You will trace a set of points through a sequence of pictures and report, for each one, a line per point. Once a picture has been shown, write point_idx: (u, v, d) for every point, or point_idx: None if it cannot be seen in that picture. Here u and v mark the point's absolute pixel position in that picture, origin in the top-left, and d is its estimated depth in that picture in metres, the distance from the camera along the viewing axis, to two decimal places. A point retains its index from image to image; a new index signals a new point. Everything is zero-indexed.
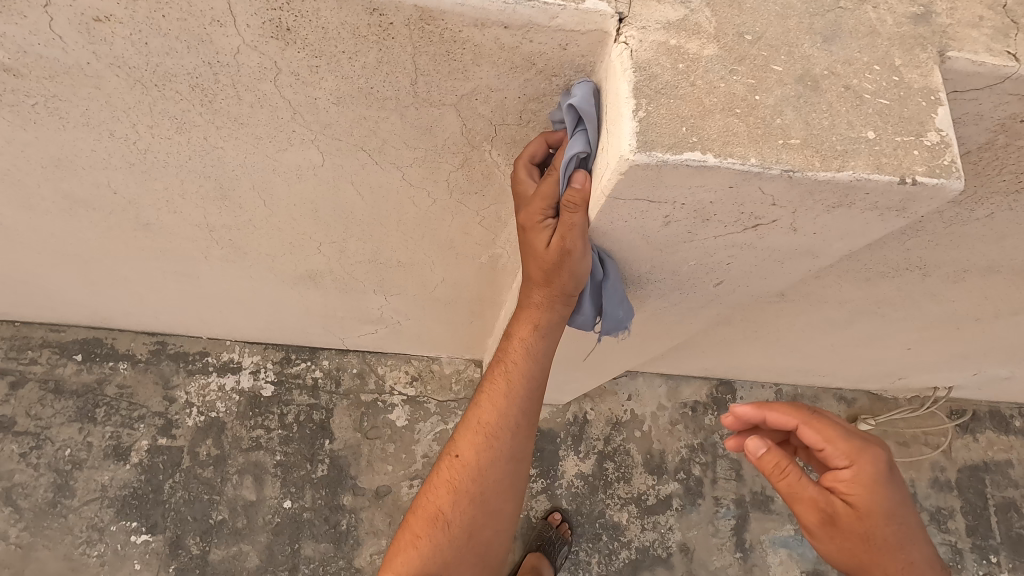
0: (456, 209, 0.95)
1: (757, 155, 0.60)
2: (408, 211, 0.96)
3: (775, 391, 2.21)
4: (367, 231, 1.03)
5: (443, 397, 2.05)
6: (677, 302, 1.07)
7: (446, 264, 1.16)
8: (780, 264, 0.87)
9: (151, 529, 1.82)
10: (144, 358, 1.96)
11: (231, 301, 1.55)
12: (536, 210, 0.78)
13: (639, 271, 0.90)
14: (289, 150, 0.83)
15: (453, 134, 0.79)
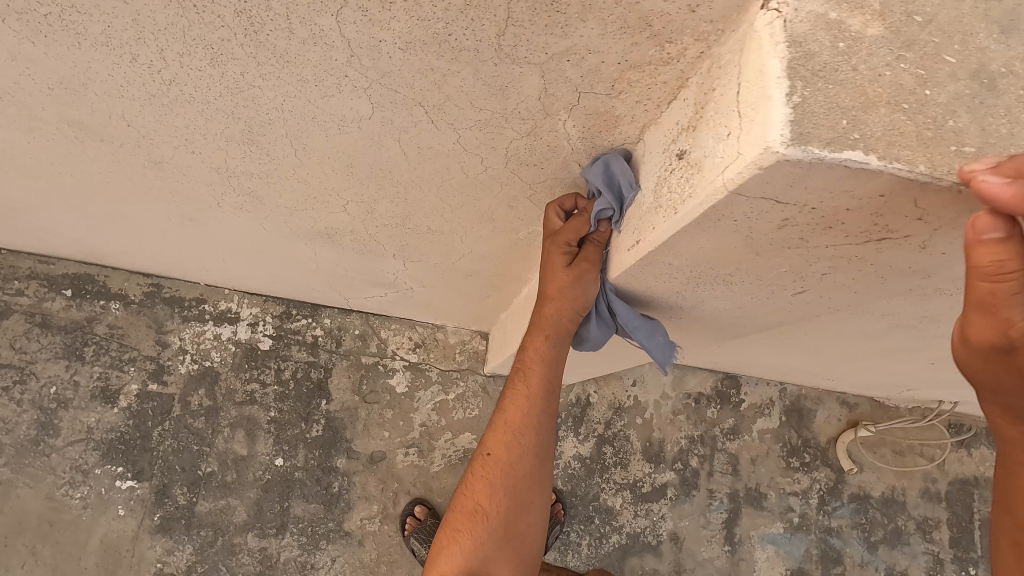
0: (508, 179, 0.89)
1: (927, 162, 0.55)
2: (454, 176, 0.90)
3: (780, 390, 2.19)
4: (402, 191, 0.96)
5: (445, 366, 2.00)
6: (739, 310, 1.02)
7: (479, 235, 1.10)
8: (881, 280, 0.81)
9: (137, 476, 1.77)
10: (137, 300, 1.88)
11: (237, 251, 1.46)
12: (560, 243, 0.93)
13: (722, 275, 0.84)
14: (335, 97, 0.74)
15: (527, 99, 0.72)
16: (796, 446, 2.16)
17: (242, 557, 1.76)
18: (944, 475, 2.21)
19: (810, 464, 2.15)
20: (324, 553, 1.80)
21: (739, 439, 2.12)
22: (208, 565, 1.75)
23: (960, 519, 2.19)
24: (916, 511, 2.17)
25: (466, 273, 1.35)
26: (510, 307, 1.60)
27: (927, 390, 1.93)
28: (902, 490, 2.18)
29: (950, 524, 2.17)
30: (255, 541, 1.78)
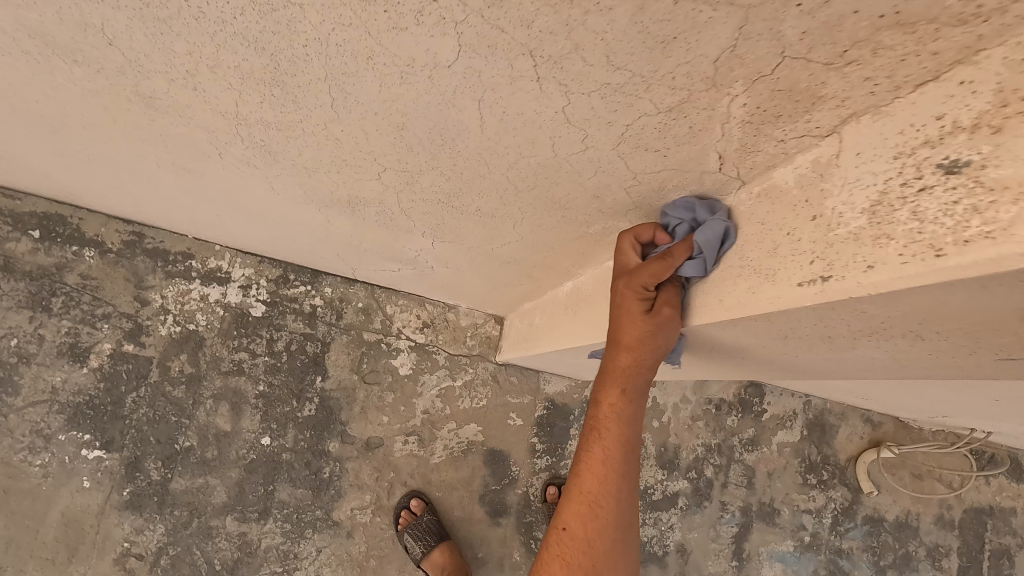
0: (611, 165, 0.73)
1: None
2: (534, 152, 0.73)
3: (804, 402, 2.07)
4: (459, 158, 0.77)
5: (454, 350, 1.83)
6: (893, 361, 0.81)
7: (540, 222, 0.94)
8: None
9: (107, 445, 1.59)
10: (115, 249, 1.66)
11: (235, 208, 1.26)
12: (638, 285, 0.90)
13: (925, 325, 0.63)
14: (409, 32, 0.54)
15: (700, 59, 0.53)
16: (814, 462, 2.05)
17: (219, 542, 1.61)
18: (959, 502, 2.13)
19: (826, 482, 2.04)
20: (309, 542, 1.66)
21: (757, 451, 2.01)
22: (181, 547, 1.59)
23: (969, 548, 2.11)
24: (927, 537, 2.09)
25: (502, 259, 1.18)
26: (540, 299, 1.43)
27: (967, 420, 1.81)
28: (916, 515, 2.10)
29: (960, 553, 2.10)
30: (234, 525, 1.62)
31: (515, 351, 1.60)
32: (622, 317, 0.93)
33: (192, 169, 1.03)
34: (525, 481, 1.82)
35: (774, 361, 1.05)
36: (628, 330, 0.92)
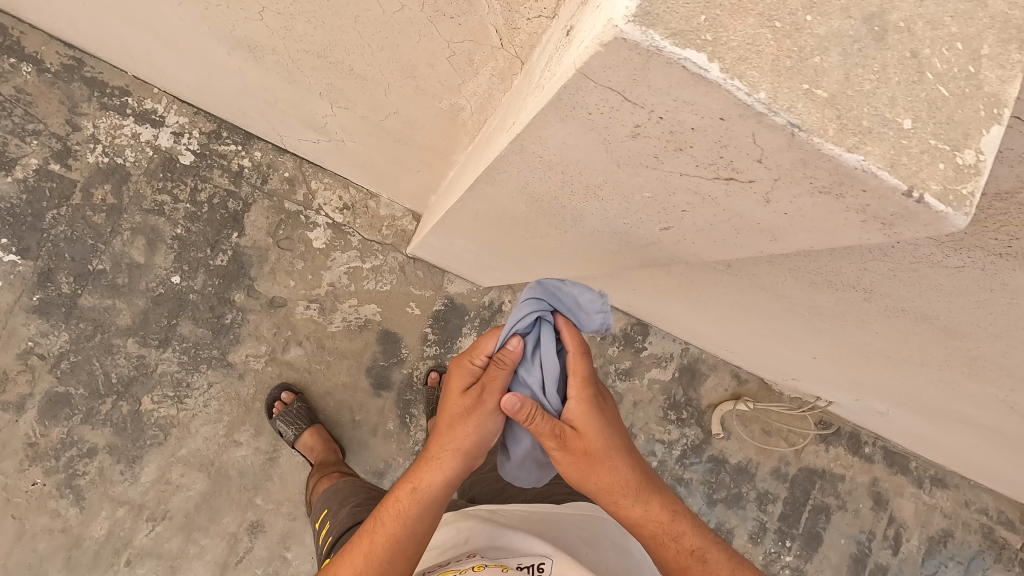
0: (462, 75, 0.80)
1: (870, 152, 0.46)
2: (375, 35, 0.81)
3: (682, 347, 2.29)
4: (331, 26, 0.85)
5: (368, 235, 1.95)
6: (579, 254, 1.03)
7: (413, 104, 1.00)
8: (729, 233, 0.66)
9: (22, 251, 1.69)
10: (53, 70, 1.71)
11: (160, 36, 1.31)
12: (469, 370, 1.00)
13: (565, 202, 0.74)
14: None
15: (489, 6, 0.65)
16: (677, 402, 2.29)
17: (118, 358, 1.76)
18: (796, 460, 2.44)
19: (684, 420, 2.30)
20: (202, 376, 1.82)
21: (629, 381, 2.23)
22: (81, 356, 1.73)
23: (794, 499, 2.45)
24: (761, 483, 2.40)
25: (400, 142, 1.26)
26: (433, 187, 1.50)
27: (806, 385, 2.02)
28: (756, 463, 2.39)
29: (784, 502, 2.43)
30: (135, 347, 1.77)
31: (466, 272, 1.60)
32: (465, 401, 0.98)
33: None
34: (412, 364, 1.99)
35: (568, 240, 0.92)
36: (459, 379, 1.00)
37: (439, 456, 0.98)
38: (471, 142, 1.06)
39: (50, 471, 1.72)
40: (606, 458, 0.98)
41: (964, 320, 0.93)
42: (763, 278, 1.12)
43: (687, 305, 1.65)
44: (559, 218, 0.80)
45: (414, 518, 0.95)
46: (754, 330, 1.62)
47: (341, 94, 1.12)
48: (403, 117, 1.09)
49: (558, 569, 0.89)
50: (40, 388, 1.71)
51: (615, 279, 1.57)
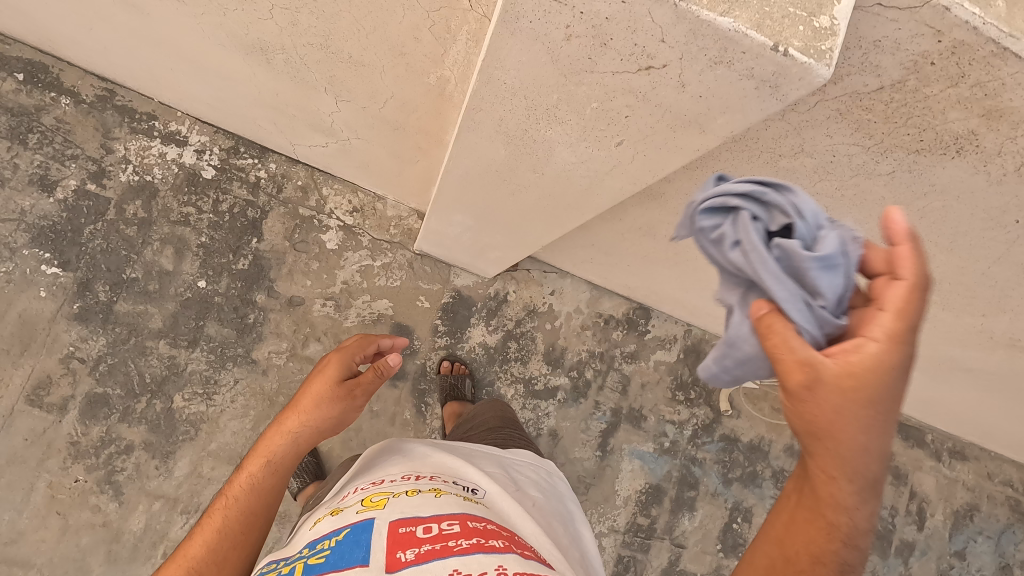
0: (441, 44, 0.94)
1: (743, 18, 0.52)
2: (366, 16, 0.95)
3: (685, 329, 2.36)
4: (329, 15, 0.99)
5: (378, 235, 2.08)
6: (552, 207, 1.11)
7: (405, 84, 1.13)
8: (668, 138, 0.71)
9: (63, 264, 1.85)
10: (88, 101, 1.90)
11: (177, 57, 1.44)
12: (348, 365, 1.12)
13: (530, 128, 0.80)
14: None
15: None
16: (685, 382, 2.34)
17: (151, 359, 1.89)
18: None
19: (693, 400, 2.35)
20: (229, 373, 1.94)
21: (636, 364, 2.30)
22: (118, 358, 1.87)
23: None
24: (775, 461, 2.42)
25: (397, 130, 1.39)
26: (428, 172, 1.62)
27: None
28: (769, 441, 2.42)
29: None
30: (167, 348, 1.90)
31: (468, 256, 1.71)
32: (336, 389, 1.08)
33: (140, 6, 1.25)
34: (425, 355, 2.10)
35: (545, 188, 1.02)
36: (334, 371, 1.10)
37: (300, 436, 1.03)
38: (456, 115, 1.18)
39: (91, 468, 1.83)
40: (838, 433, 0.60)
41: (916, 235, 1.01)
42: None
43: (682, 273, 1.74)
44: (532, 156, 0.89)
45: (263, 488, 0.97)
46: None
47: (340, 86, 1.26)
48: (398, 102, 1.23)
49: (489, 496, 0.94)
50: (80, 389, 1.84)
51: (611, 245, 1.69)
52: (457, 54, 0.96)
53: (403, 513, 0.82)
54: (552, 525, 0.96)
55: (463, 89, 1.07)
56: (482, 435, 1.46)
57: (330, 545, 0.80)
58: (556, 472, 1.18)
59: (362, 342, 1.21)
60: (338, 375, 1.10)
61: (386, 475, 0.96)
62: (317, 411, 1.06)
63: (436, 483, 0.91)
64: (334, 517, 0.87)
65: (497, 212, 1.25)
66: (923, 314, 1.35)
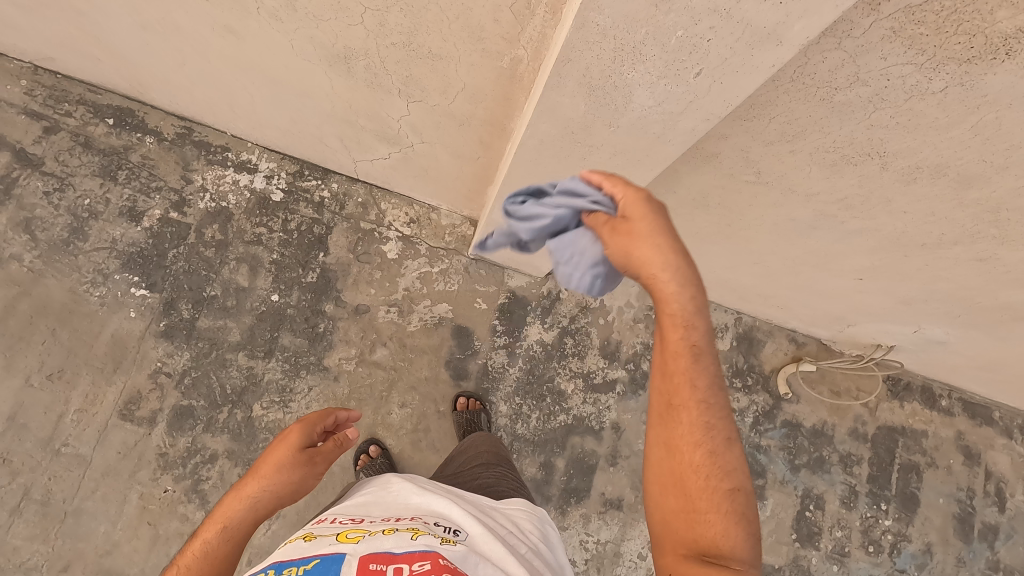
0: (521, 19, 1.06)
1: None
2: (452, 3, 1.09)
3: (735, 317, 2.38)
4: (416, 9, 1.13)
5: (434, 243, 2.20)
6: (618, 172, 1.21)
7: (478, 70, 1.26)
8: (748, 57, 0.83)
9: (150, 287, 2.00)
10: (170, 138, 2.10)
11: (261, 79, 1.61)
12: (310, 434, 1.13)
13: (615, 72, 0.91)
14: None
15: None
16: (741, 369, 2.36)
17: (231, 370, 1.99)
18: (872, 419, 2.43)
19: (750, 386, 2.35)
20: (303, 380, 2.02)
21: None
22: (201, 371, 1.98)
23: (880, 460, 2.40)
24: (842, 445, 2.39)
25: (464, 126, 1.51)
26: (490, 171, 1.74)
27: (863, 327, 2.08)
28: (832, 425, 2.40)
29: (870, 463, 2.39)
30: (245, 360, 2.00)
31: (528, 246, 1.81)
32: (296, 456, 1.07)
33: (238, 31, 1.42)
34: (486, 354, 2.17)
35: (616, 145, 1.12)
36: (295, 438, 1.10)
37: (260, 500, 1.00)
38: (524, 97, 1.31)
39: (179, 477, 1.91)
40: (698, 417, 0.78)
41: (974, 153, 1.07)
42: (790, 173, 1.29)
43: (735, 251, 1.78)
44: (609, 107, 1.00)
45: (216, 558, 0.91)
46: (797, 262, 1.75)
47: (414, 86, 1.40)
48: (468, 95, 1.36)
49: (473, 537, 0.90)
50: (168, 403, 1.94)
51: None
52: (533, 31, 1.09)
53: (376, 549, 0.80)
54: (531, 567, 0.93)
55: (534, 69, 1.20)
56: (475, 469, 1.48)
57: (299, 572, 0.75)
58: (546, 518, 1.18)
59: (321, 413, 1.24)
60: (298, 442, 1.10)
61: (364, 517, 0.93)
62: (278, 475, 1.03)
63: (414, 524, 0.89)
64: (305, 543, 0.83)
65: None
66: (980, 252, 1.40)
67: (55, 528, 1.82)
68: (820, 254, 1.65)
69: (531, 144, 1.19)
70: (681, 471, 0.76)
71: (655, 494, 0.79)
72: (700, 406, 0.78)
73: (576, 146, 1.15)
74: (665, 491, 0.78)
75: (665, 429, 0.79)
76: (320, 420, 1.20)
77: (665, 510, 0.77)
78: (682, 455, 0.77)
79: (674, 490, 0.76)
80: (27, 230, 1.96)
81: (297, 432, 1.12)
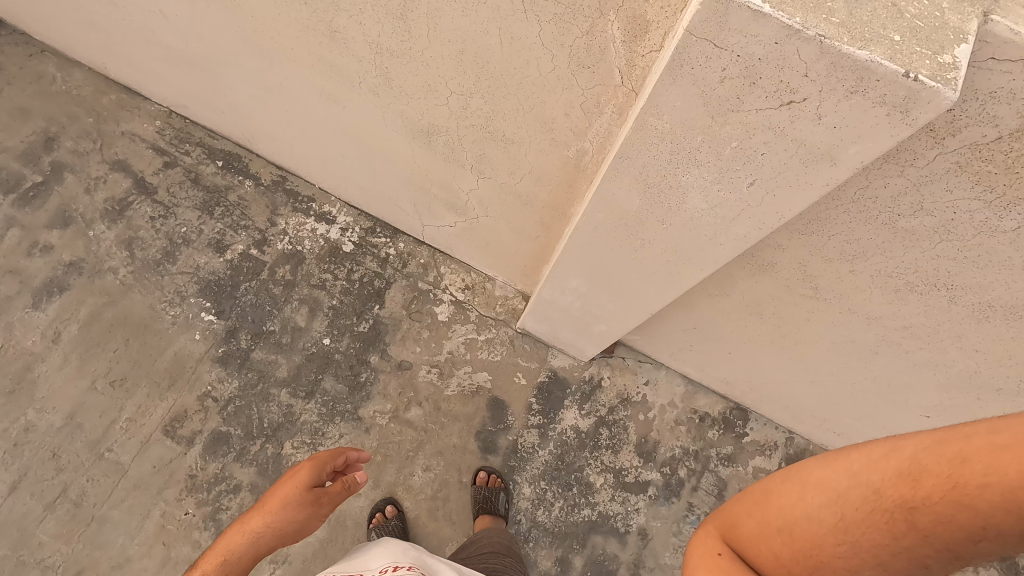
0: (592, 113, 1.13)
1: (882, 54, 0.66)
2: (529, 95, 1.18)
3: (788, 437, 2.22)
4: (495, 95, 1.23)
5: (485, 311, 2.25)
6: (666, 267, 1.23)
7: (544, 155, 1.33)
8: (803, 172, 0.85)
9: (218, 313, 2.15)
10: (265, 184, 2.31)
11: (351, 141, 1.78)
12: (318, 473, 1.14)
13: (671, 174, 0.95)
14: (463, 16, 1.08)
15: (615, 63, 1.00)
16: None
17: (272, 405, 2.06)
18: None
19: None
20: (336, 427, 2.06)
21: (733, 467, 2.17)
22: (245, 401, 2.06)
23: None
24: None
25: (526, 206, 1.59)
26: (546, 250, 1.80)
27: None
28: None
29: None
30: (287, 397, 2.07)
31: (574, 328, 1.82)
32: (301, 494, 1.08)
33: (339, 99, 1.60)
34: (517, 431, 2.13)
35: (665, 242, 1.14)
36: (303, 474, 1.12)
37: (260, 533, 1.02)
38: (585, 186, 1.37)
39: (201, 502, 1.94)
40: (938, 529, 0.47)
41: None
42: (850, 293, 1.25)
43: (790, 364, 1.70)
44: (663, 205, 1.03)
45: None
46: (857, 385, 1.64)
47: (486, 165, 1.50)
48: (534, 178, 1.44)
49: None
50: (208, 426, 2.02)
51: (714, 327, 1.70)
52: (598, 125, 1.16)
53: None
54: None
55: (597, 160, 1.26)
56: (484, 556, 1.43)
57: None
58: None
59: (333, 451, 1.24)
60: (303, 480, 1.11)
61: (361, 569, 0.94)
62: (281, 512, 1.05)
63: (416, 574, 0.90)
64: None
65: (612, 275, 1.37)
66: None
67: (80, 531, 1.88)
68: (883, 381, 1.55)
69: (583, 231, 1.24)
70: (815, 551, 0.52)
71: (769, 525, 0.56)
72: (943, 552, 0.47)
73: (628, 237, 1.18)
74: (782, 535, 0.55)
75: (862, 516, 0.51)
76: (331, 459, 1.20)
77: (764, 548, 0.56)
78: (845, 548, 0.51)
79: (790, 549, 0.54)
80: (128, 248, 2.19)
81: (306, 468, 1.14)
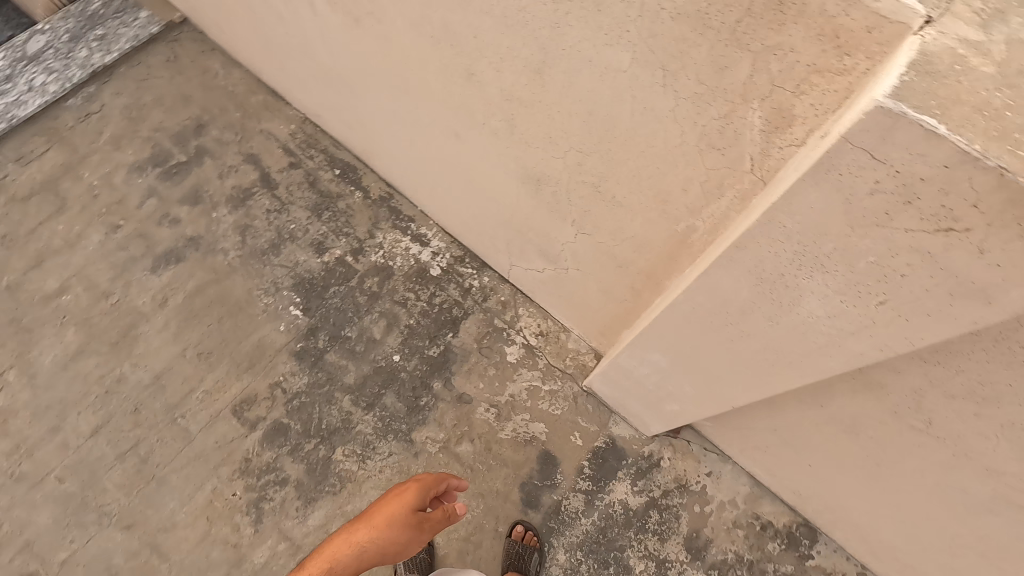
0: (713, 191, 1.10)
1: None
2: (650, 165, 1.16)
3: (860, 571, 1.98)
4: (615, 157, 1.23)
5: (554, 361, 2.21)
6: (760, 364, 1.15)
7: (651, 222, 1.30)
8: (947, 304, 0.77)
9: (305, 310, 2.26)
10: (374, 197, 2.44)
11: (463, 175, 1.84)
12: (424, 497, 1.16)
13: (790, 275, 0.90)
14: (600, 78, 1.09)
15: (749, 149, 0.97)
16: None
17: (333, 409, 2.12)
18: None
19: None
20: (388, 444, 2.07)
21: None
22: (310, 399, 2.13)
23: None
24: None
25: (621, 268, 1.55)
26: (630, 316, 1.75)
27: None
28: None
29: None
30: (348, 404, 2.12)
31: (645, 402, 1.75)
32: (409, 516, 1.12)
33: (462, 135, 1.66)
34: (563, 492, 2.05)
35: (766, 339, 1.07)
36: (412, 495, 1.15)
37: (371, 546, 1.09)
38: (687, 261, 1.33)
39: (249, 487, 2.01)
40: None
41: None
42: (969, 438, 1.11)
43: (879, 496, 1.53)
44: (774, 302, 0.97)
45: None
46: (958, 540, 1.44)
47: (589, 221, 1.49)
48: (635, 244, 1.42)
49: None
50: (272, 415, 2.10)
51: (798, 434, 1.56)
52: (716, 205, 1.13)
53: None
54: None
55: (706, 239, 1.22)
56: None
57: None
58: None
59: (438, 475, 1.24)
60: (412, 502, 1.14)
61: None
62: (389, 530, 1.10)
63: None
64: None
65: (698, 359, 1.30)
66: None
67: (140, 487, 2.00)
68: (991, 543, 1.35)
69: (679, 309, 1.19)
70: None
71: None
72: None
73: (727, 326, 1.11)
74: None
75: None
76: (438, 484, 1.22)
77: None
78: None
79: None
80: (242, 234, 2.36)
81: (416, 489, 1.17)
